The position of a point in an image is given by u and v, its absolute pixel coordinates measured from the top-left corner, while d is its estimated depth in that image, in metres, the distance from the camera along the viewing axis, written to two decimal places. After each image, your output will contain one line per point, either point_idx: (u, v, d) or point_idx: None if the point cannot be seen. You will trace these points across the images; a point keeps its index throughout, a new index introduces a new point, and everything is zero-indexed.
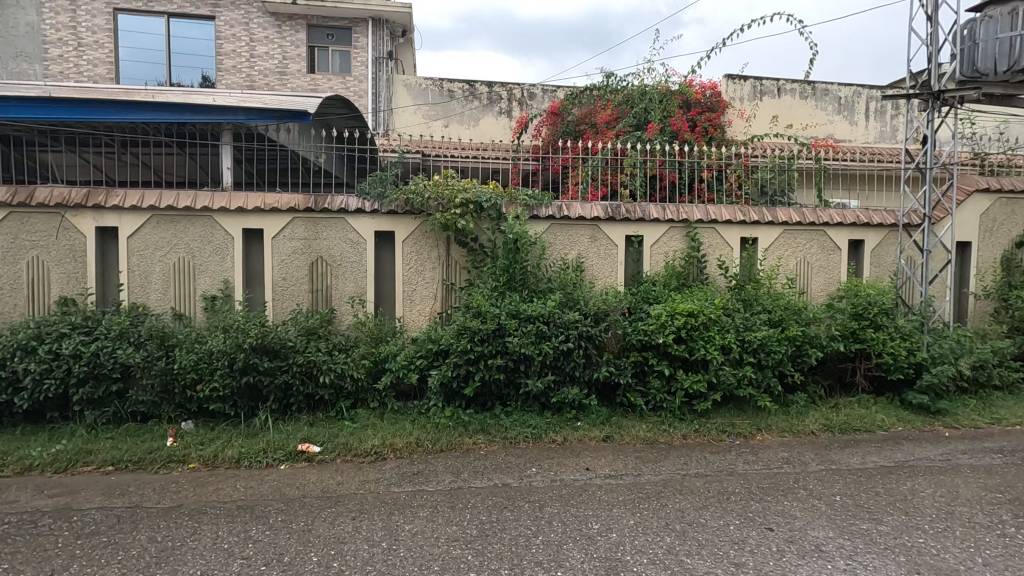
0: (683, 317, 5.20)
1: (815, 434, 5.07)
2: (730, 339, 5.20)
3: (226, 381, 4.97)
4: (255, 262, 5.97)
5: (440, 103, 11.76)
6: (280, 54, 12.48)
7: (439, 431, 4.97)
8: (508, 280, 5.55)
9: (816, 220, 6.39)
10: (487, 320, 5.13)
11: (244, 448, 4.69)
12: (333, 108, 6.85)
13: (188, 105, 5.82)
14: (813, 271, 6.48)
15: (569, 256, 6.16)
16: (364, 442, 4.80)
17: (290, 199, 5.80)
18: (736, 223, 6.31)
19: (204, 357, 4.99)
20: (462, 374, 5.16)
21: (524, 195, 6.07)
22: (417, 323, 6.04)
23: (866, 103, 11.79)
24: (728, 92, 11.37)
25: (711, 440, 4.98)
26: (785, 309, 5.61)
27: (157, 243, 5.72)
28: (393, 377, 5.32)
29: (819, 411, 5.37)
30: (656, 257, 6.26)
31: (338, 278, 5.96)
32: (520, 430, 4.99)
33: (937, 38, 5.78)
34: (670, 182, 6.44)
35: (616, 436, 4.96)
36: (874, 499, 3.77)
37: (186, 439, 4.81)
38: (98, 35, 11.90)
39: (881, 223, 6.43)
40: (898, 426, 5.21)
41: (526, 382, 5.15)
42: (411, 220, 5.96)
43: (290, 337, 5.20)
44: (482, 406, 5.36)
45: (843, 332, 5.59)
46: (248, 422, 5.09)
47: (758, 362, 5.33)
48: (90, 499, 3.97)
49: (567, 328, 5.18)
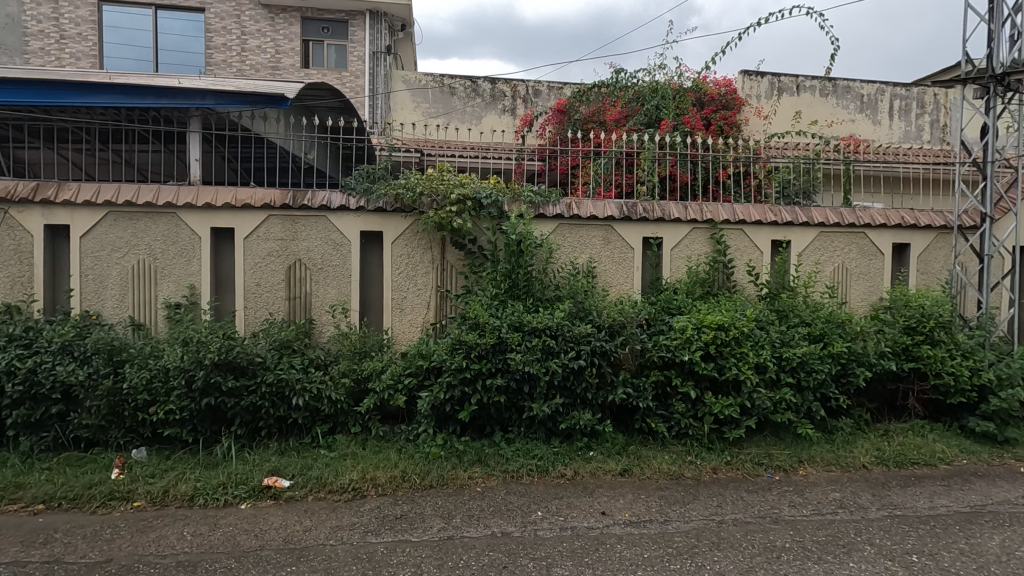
0: (711, 331, 4.52)
1: (868, 469, 4.35)
2: (767, 357, 4.50)
3: (183, 403, 4.31)
4: (226, 266, 5.30)
5: (441, 99, 11.00)
6: (274, 47, 11.89)
7: (430, 463, 4.28)
8: (511, 287, 4.85)
9: (856, 221, 5.71)
10: (486, 334, 4.45)
11: (201, 483, 4.02)
12: (316, 95, 6.21)
13: (150, 87, 5.18)
14: (852, 278, 5.77)
15: (579, 259, 5.48)
16: (341, 475, 4.12)
17: (266, 195, 5.16)
18: (766, 224, 5.62)
19: (159, 375, 4.33)
20: (457, 397, 4.46)
21: (529, 191, 5.37)
22: (408, 335, 5.37)
23: (890, 101, 11.10)
24: (745, 89, 10.69)
25: (746, 475, 4.27)
26: (827, 321, 4.91)
27: (114, 243, 5.06)
28: (377, 399, 4.61)
29: (868, 440, 4.66)
30: (677, 261, 5.58)
31: (318, 284, 5.28)
32: (524, 463, 4.29)
33: (1000, 13, 5.10)
34: (682, 184, 5.88)
35: (634, 468, 4.28)
36: (960, 562, 3.06)
37: (133, 471, 4.14)
38: (82, 27, 11.37)
39: (930, 225, 5.74)
40: (963, 458, 4.50)
41: (530, 406, 4.46)
42: (402, 219, 5.30)
43: (259, 351, 4.51)
44: (480, 432, 4.67)
45: (894, 349, 4.87)
46: (208, 451, 4.41)
47: (797, 383, 4.63)
48: (3, 550, 3.29)
49: (578, 343, 4.50)
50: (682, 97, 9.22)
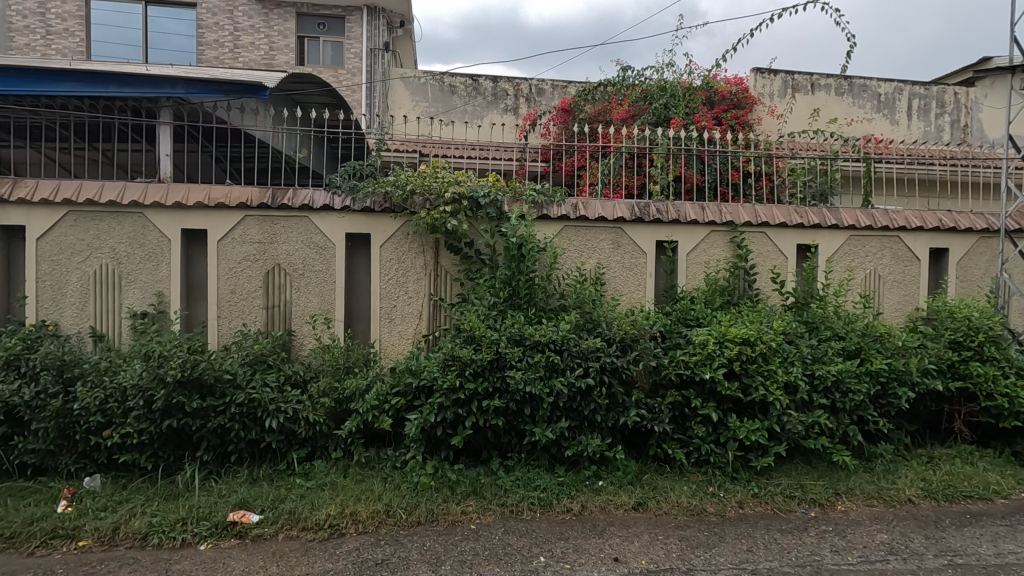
0: (735, 346, 4.03)
1: (915, 503, 3.84)
2: (798, 376, 4.01)
3: (142, 426, 3.84)
4: (198, 271, 4.83)
5: (440, 97, 10.33)
6: (267, 44, 11.45)
7: (418, 495, 3.78)
8: (511, 295, 4.36)
9: (889, 224, 5.21)
10: (483, 348, 3.97)
11: (158, 517, 3.54)
12: (301, 86, 5.76)
13: (113, 75, 4.71)
14: (885, 286, 5.27)
15: (586, 265, 4.99)
16: (318, 509, 3.63)
17: (242, 194, 4.70)
18: (792, 226, 5.12)
19: (115, 394, 3.87)
20: (449, 420, 3.97)
21: (531, 190, 4.90)
22: (398, 348, 4.88)
23: (908, 100, 10.60)
24: (757, 87, 10.21)
25: (777, 511, 3.76)
26: (863, 335, 4.41)
27: (74, 246, 4.60)
28: (360, 422, 4.12)
29: (911, 469, 4.15)
30: (694, 267, 5.09)
31: (300, 292, 4.80)
32: (524, 495, 3.80)
33: None
34: (695, 186, 5.41)
35: (649, 502, 3.78)
36: None
37: (83, 503, 3.67)
38: (69, 23, 10.98)
39: (970, 229, 5.26)
40: (1020, 491, 3.99)
41: (531, 431, 3.97)
42: (391, 221, 4.82)
43: (229, 367, 4.03)
44: (475, 459, 4.18)
45: (939, 365, 4.35)
46: (169, 479, 3.93)
47: (831, 405, 4.14)
48: None
49: (586, 359, 4.01)
50: (691, 96, 8.78)
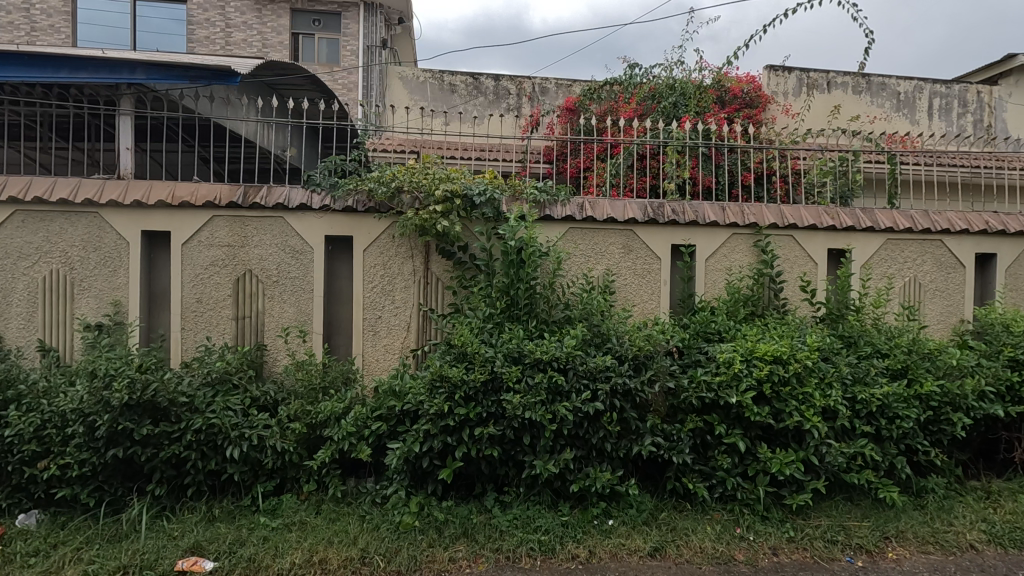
0: (765, 365, 3.50)
1: (978, 550, 3.29)
2: (838, 401, 3.47)
3: (84, 456, 3.34)
4: (161, 278, 4.33)
5: (440, 96, 9.86)
6: (261, 41, 11.00)
7: (400, 539, 3.26)
8: (509, 306, 3.84)
9: (930, 226, 4.69)
10: (476, 366, 3.45)
11: (93, 565, 3.03)
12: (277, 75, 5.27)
13: (64, 58, 4.24)
14: (926, 296, 4.74)
15: (593, 272, 4.49)
16: (281, 556, 3.12)
17: (209, 192, 4.21)
18: (823, 229, 4.60)
19: (54, 419, 3.37)
20: (437, 450, 3.45)
21: (532, 188, 4.39)
22: (383, 364, 4.39)
23: (930, 99, 10.05)
24: (770, 86, 9.70)
25: (817, 559, 3.22)
26: (910, 351, 3.88)
27: (22, 250, 4.12)
28: (335, 451, 3.60)
29: (968, 507, 3.61)
30: (714, 274, 4.57)
31: (274, 301, 4.31)
32: (523, 539, 3.27)
33: None
34: (704, 189, 5.00)
35: (668, 547, 3.26)
36: None
37: (12, 547, 3.17)
38: (55, 18, 10.60)
39: (1021, 232, 4.74)
40: None
41: (530, 463, 3.45)
42: (376, 222, 4.32)
43: (186, 388, 3.53)
44: (468, 493, 3.66)
45: (998, 387, 3.81)
46: (116, 517, 3.43)
47: (875, 433, 3.60)
48: None
49: (594, 379, 3.49)
50: (702, 94, 8.28)
